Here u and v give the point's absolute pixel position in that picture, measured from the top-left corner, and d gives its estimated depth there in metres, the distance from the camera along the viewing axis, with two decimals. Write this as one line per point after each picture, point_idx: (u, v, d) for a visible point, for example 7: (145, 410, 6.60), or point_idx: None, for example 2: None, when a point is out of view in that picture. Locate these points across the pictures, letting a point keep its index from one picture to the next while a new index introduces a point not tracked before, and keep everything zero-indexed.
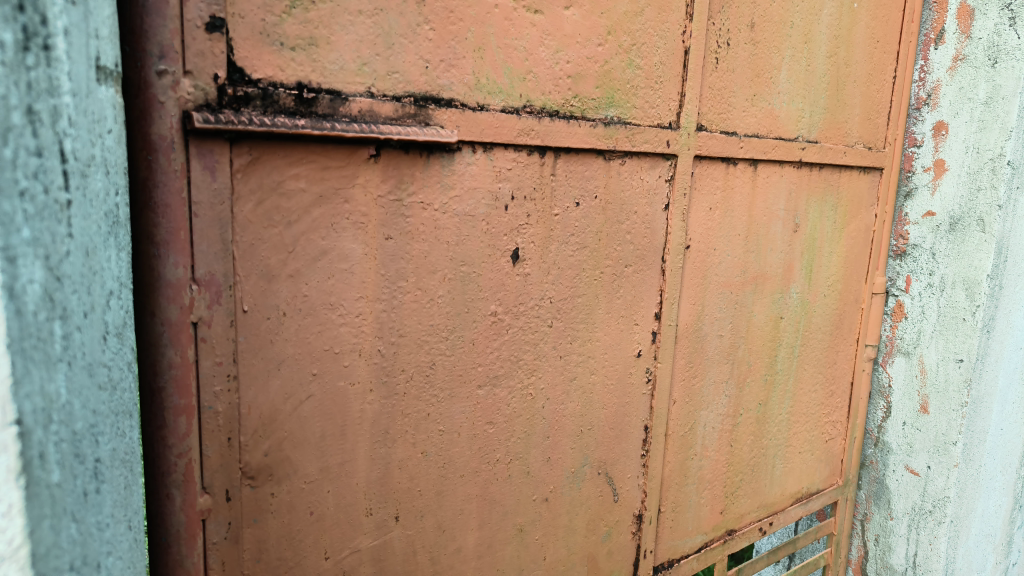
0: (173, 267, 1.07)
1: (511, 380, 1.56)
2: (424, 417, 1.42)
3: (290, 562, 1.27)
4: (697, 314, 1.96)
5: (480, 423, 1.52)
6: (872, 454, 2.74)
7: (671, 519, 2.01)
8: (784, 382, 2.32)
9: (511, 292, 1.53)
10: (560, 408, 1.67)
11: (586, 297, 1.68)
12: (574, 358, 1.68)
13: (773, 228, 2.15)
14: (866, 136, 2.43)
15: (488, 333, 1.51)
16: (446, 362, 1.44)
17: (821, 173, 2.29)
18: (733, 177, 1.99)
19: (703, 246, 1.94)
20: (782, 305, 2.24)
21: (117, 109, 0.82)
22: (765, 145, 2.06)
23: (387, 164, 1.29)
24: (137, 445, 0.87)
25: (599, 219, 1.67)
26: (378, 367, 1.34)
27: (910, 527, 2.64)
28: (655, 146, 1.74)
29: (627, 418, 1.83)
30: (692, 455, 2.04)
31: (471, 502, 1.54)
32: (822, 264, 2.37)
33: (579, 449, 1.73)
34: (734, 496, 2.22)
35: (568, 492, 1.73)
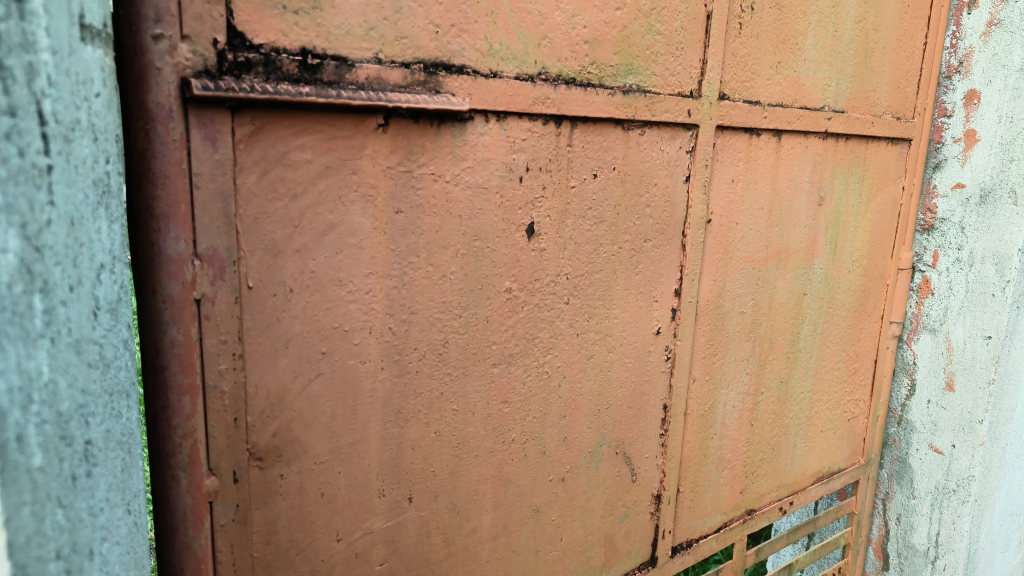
0: (174, 242, 1.03)
1: (526, 358, 1.52)
2: (437, 396, 1.38)
3: (301, 545, 1.24)
4: (718, 290, 1.90)
5: (495, 403, 1.48)
6: (895, 433, 2.66)
7: (689, 500, 1.97)
8: (807, 360, 2.26)
9: (526, 269, 1.48)
10: (577, 387, 1.63)
11: (604, 273, 1.62)
12: (591, 335, 1.63)
13: (797, 201, 2.07)
14: (894, 106, 2.33)
15: (503, 310, 1.46)
16: (459, 340, 1.40)
17: (847, 144, 2.20)
18: (756, 148, 1.92)
19: (725, 220, 1.87)
20: (805, 282, 2.17)
21: (110, 73, 0.78)
22: (790, 115, 1.97)
23: (396, 135, 1.24)
24: (136, 426, 0.84)
25: (617, 191, 1.60)
26: (389, 346, 1.30)
27: (933, 506, 2.57)
28: (675, 115, 1.67)
29: (645, 397, 1.78)
30: (711, 434, 1.99)
31: (485, 483, 1.50)
32: (847, 239, 2.29)
33: (596, 428, 1.69)
34: (754, 475, 2.17)
35: (585, 472, 1.69)
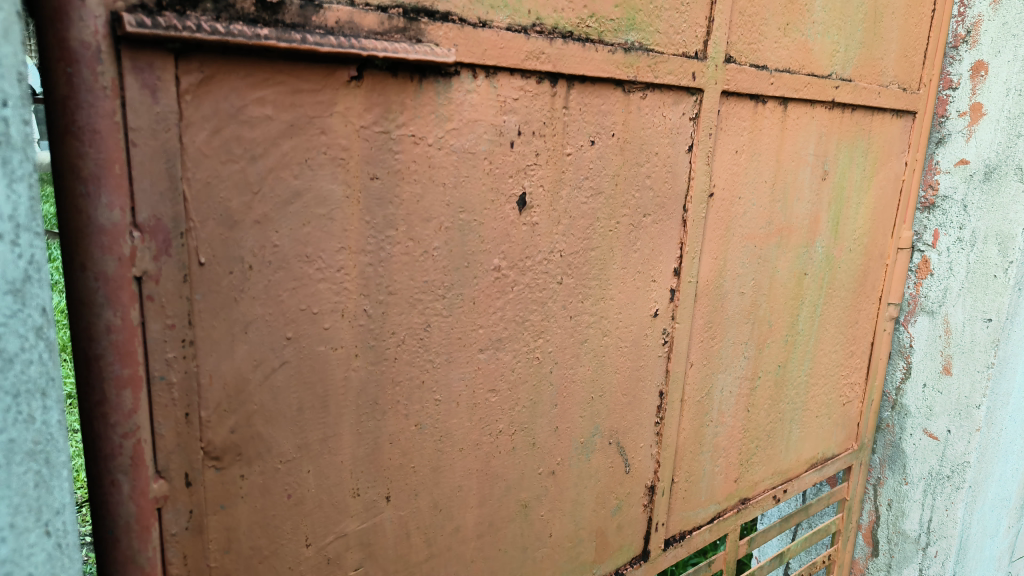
0: (107, 210, 0.87)
1: (516, 343, 1.38)
2: (417, 386, 1.24)
3: (266, 552, 1.11)
4: (719, 270, 1.78)
5: (482, 391, 1.35)
6: (888, 417, 2.59)
7: (684, 490, 1.87)
8: (805, 343, 2.16)
9: (516, 244, 1.34)
10: (569, 373, 1.50)
11: (601, 250, 1.49)
12: (585, 318, 1.50)
13: (801, 175, 1.95)
14: (901, 76, 2.20)
15: (490, 290, 1.32)
16: (442, 324, 1.26)
17: (853, 115, 2.08)
18: (761, 117, 1.78)
19: (727, 194, 1.74)
20: (806, 261, 2.06)
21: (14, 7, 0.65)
22: (797, 82, 1.84)
23: (372, 90, 1.08)
24: (64, 434, 0.72)
25: (616, 160, 1.46)
26: (364, 330, 1.15)
27: (926, 493, 2.52)
28: (679, 78, 1.53)
29: (641, 383, 1.66)
30: (707, 421, 1.89)
31: (470, 478, 1.37)
32: (849, 215, 2.18)
33: (589, 417, 1.57)
34: (749, 463, 2.08)
35: (577, 464, 1.57)
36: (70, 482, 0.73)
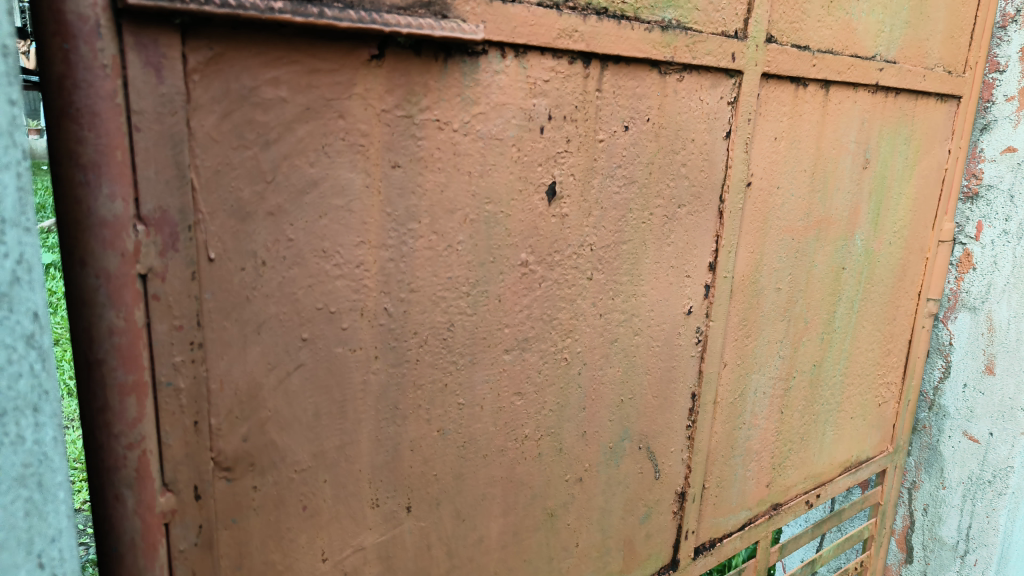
0: (109, 201, 0.79)
1: (543, 343, 1.30)
2: (440, 389, 1.17)
3: (280, 567, 1.04)
4: (756, 264, 1.68)
5: (507, 394, 1.27)
6: (926, 418, 2.49)
7: (715, 496, 1.79)
8: (841, 341, 2.06)
9: (545, 238, 1.25)
10: (598, 375, 1.42)
11: (633, 244, 1.40)
12: (615, 316, 1.41)
13: (842, 163, 1.84)
14: (947, 58, 2.08)
15: (517, 287, 1.23)
16: (466, 323, 1.18)
17: (896, 100, 1.96)
18: (802, 101, 1.67)
19: (766, 184, 1.64)
20: (844, 255, 1.95)
21: None
22: (840, 64, 1.73)
23: (394, 70, 1.00)
24: (60, 453, 0.65)
25: (651, 147, 1.37)
26: (384, 330, 1.08)
27: (965, 498, 2.44)
28: (718, 59, 1.42)
29: (673, 384, 1.58)
30: (740, 424, 1.80)
31: (495, 486, 1.30)
32: (890, 206, 2.06)
33: (618, 421, 1.49)
34: (782, 467, 1.99)
35: (605, 470, 1.49)
36: (66, 505, 0.66)
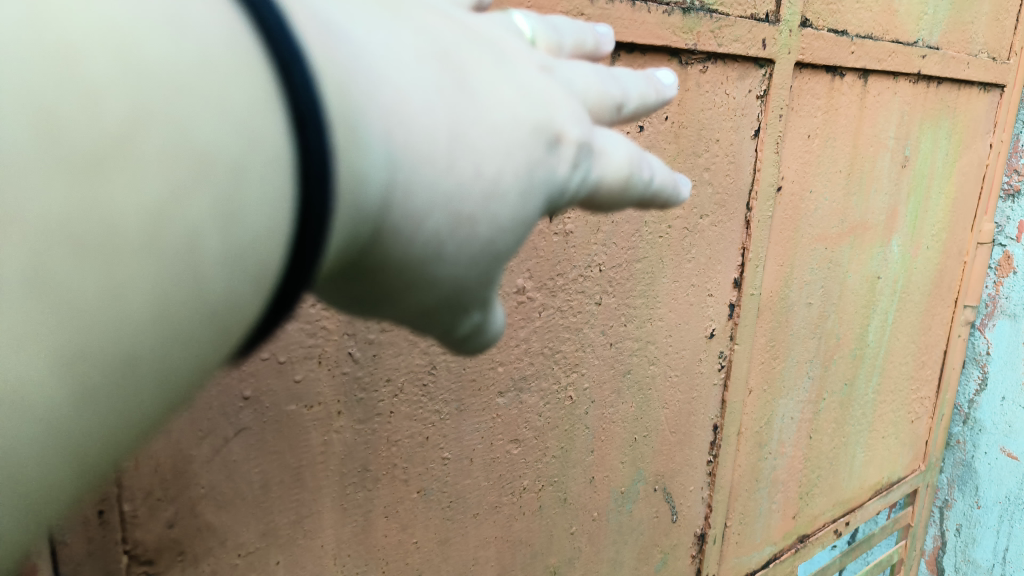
0: None
1: (544, 380, 1.11)
2: (419, 444, 0.98)
3: None
4: (785, 278, 1.48)
5: (502, 443, 1.08)
6: (959, 432, 2.31)
7: (737, 535, 1.61)
8: (874, 357, 1.86)
9: (546, 260, 1.05)
10: (609, 413, 1.23)
11: (649, 261, 1.20)
12: (628, 344, 1.22)
13: (879, 162, 1.63)
14: (991, 44, 1.82)
15: (513, 319, 1.03)
16: (452, 365, 0.98)
17: (939, 90, 1.73)
18: (838, 93, 1.46)
19: (799, 187, 1.44)
20: (880, 263, 1.75)
21: None
22: (880, 50, 1.50)
23: None
24: None
25: (670, 150, 1.17)
26: (349, 380, 0.89)
27: (1001, 519, 2.23)
28: (748, 46, 1.21)
29: (693, 417, 1.39)
30: (766, 454, 1.61)
31: (488, 547, 1.12)
32: (929, 207, 1.85)
33: (631, 462, 1.30)
34: (810, 495, 1.80)
35: (616, 517, 1.30)
36: None
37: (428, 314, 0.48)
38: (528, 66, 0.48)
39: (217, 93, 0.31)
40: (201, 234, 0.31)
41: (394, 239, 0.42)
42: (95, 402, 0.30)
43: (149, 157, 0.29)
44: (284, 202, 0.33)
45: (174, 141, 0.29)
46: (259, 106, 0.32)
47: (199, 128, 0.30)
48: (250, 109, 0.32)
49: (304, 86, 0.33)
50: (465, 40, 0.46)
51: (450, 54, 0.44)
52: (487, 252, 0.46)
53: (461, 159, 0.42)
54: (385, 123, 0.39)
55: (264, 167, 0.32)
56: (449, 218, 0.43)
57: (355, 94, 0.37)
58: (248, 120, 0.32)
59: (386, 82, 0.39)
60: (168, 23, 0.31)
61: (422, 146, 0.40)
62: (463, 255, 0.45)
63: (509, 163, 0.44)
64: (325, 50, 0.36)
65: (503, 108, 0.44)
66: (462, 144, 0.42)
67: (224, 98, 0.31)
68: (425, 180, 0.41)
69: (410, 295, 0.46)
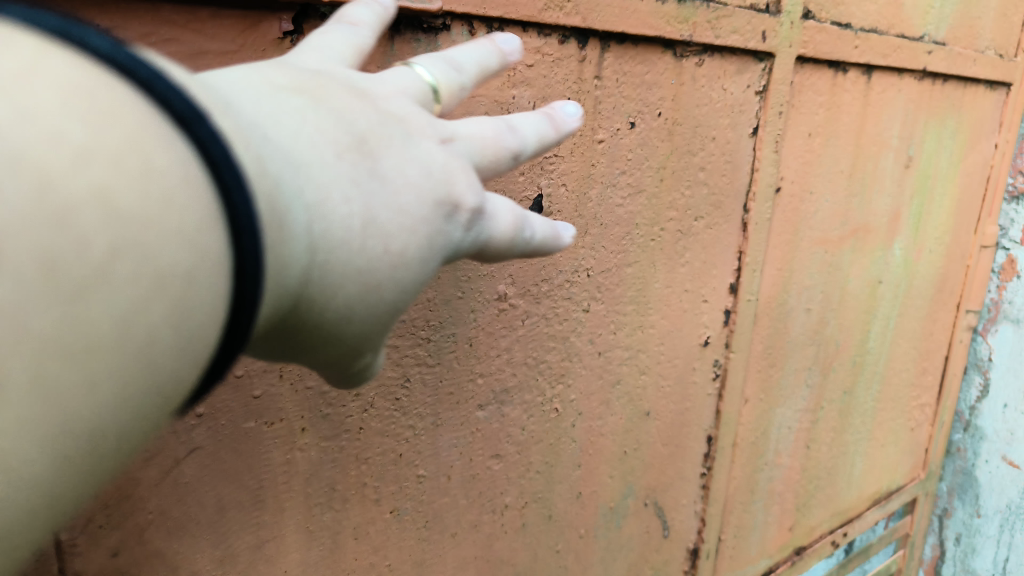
0: None
1: (527, 392, 1.04)
2: (392, 461, 0.92)
3: None
4: (784, 283, 1.42)
5: (481, 458, 1.02)
6: (960, 440, 2.26)
7: (731, 549, 1.55)
8: (875, 363, 1.80)
9: (530, 266, 0.98)
10: (597, 425, 1.17)
11: (640, 266, 1.14)
12: (617, 353, 1.16)
13: (882, 162, 1.57)
14: (998, 41, 1.75)
15: (494, 328, 0.97)
16: (427, 377, 0.91)
17: (944, 87, 1.66)
18: (840, 89, 1.40)
19: (799, 188, 1.38)
20: (882, 267, 1.69)
21: None
22: (885, 45, 1.44)
23: None
24: None
25: (663, 148, 1.10)
26: (314, 395, 0.82)
27: (1002, 528, 2.17)
28: (746, 39, 1.14)
29: (686, 428, 1.33)
30: (762, 465, 1.55)
31: (467, 567, 1.06)
32: (932, 209, 1.79)
33: (621, 476, 1.24)
34: (807, 507, 1.75)
35: (605, 534, 1.24)
36: None
37: (331, 363, 0.53)
38: (427, 139, 0.52)
39: (175, 212, 0.34)
40: (157, 335, 0.35)
41: (313, 308, 0.47)
42: (66, 478, 0.34)
43: (121, 280, 0.32)
44: (221, 290, 0.37)
45: (141, 261, 0.33)
46: (210, 222, 0.36)
47: (160, 246, 0.34)
48: (200, 226, 0.35)
49: (237, 190, 0.36)
50: (375, 120, 0.50)
51: (363, 138, 0.47)
52: (391, 311, 0.51)
53: (375, 240, 0.46)
54: (309, 215, 0.43)
55: (211, 274, 0.36)
56: (363, 292, 0.47)
57: (285, 195, 0.41)
58: (197, 234, 0.35)
59: (310, 178, 0.43)
60: (134, 147, 0.33)
61: (340, 229, 0.44)
62: (371, 317, 0.50)
63: (414, 241, 0.49)
64: (254, 159, 0.40)
65: (411, 192, 0.48)
66: (376, 226, 0.46)
67: (181, 217, 0.34)
68: (340, 261, 0.45)
69: (324, 349, 0.51)
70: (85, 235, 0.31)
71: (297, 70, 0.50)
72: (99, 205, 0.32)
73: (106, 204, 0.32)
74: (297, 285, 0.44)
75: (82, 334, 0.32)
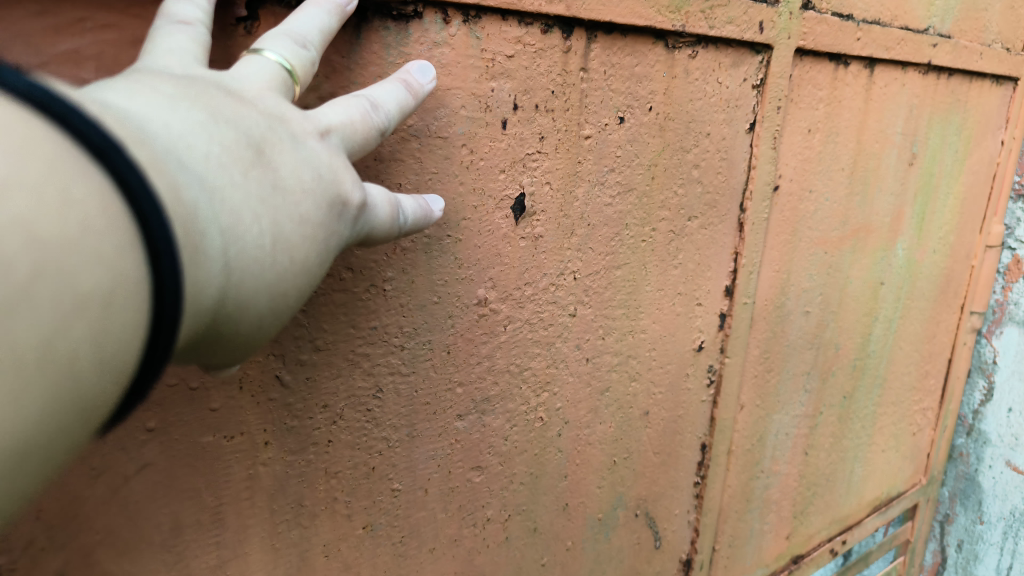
0: None
1: (510, 401, 0.99)
2: (364, 475, 0.87)
3: None
4: (782, 285, 1.37)
5: (462, 470, 0.97)
6: (962, 445, 2.20)
7: (726, 559, 1.50)
8: (875, 367, 1.75)
9: (512, 268, 0.93)
10: (585, 434, 1.12)
11: (630, 268, 1.09)
12: (606, 359, 1.11)
13: (885, 160, 1.51)
14: (1006, 33, 1.69)
15: (474, 334, 0.92)
16: (401, 387, 0.86)
17: (949, 82, 1.60)
18: (842, 83, 1.34)
19: (797, 186, 1.33)
20: (884, 268, 1.64)
21: None
22: (888, 37, 1.38)
23: None
24: None
25: (654, 144, 1.05)
26: (277, 406, 0.77)
27: (1005, 536, 2.13)
28: (743, 30, 1.09)
29: (678, 437, 1.28)
30: (758, 473, 1.50)
31: None
32: (936, 208, 1.73)
33: (610, 487, 1.19)
34: (804, 514, 1.70)
35: (593, 546, 1.20)
36: None
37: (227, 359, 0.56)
38: (310, 139, 0.56)
39: (95, 238, 0.36)
40: (78, 352, 0.36)
41: (227, 320, 0.50)
42: None
43: (41, 303, 0.34)
44: (142, 312, 0.39)
45: (61, 285, 0.35)
46: (130, 246, 0.37)
47: (80, 269, 0.36)
48: (119, 249, 0.37)
49: (154, 215, 0.38)
50: (265, 127, 0.52)
51: (255, 150, 0.50)
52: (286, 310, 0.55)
53: (283, 250, 0.50)
54: (224, 237, 0.46)
55: (131, 295, 0.38)
56: (270, 297, 0.51)
57: (201, 221, 0.44)
58: (115, 258, 0.37)
59: (222, 201, 0.46)
60: (51, 176, 0.34)
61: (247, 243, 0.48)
62: (269, 319, 0.53)
63: (312, 244, 0.53)
64: (172, 190, 0.42)
65: (306, 199, 0.52)
66: (282, 236, 0.50)
67: (101, 243, 0.36)
68: (246, 267, 0.48)
69: (225, 351, 0.54)
70: (7, 261, 0.32)
71: (170, 78, 0.50)
72: (19, 234, 0.33)
73: (26, 232, 0.33)
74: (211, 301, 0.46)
75: (5, 355, 0.33)
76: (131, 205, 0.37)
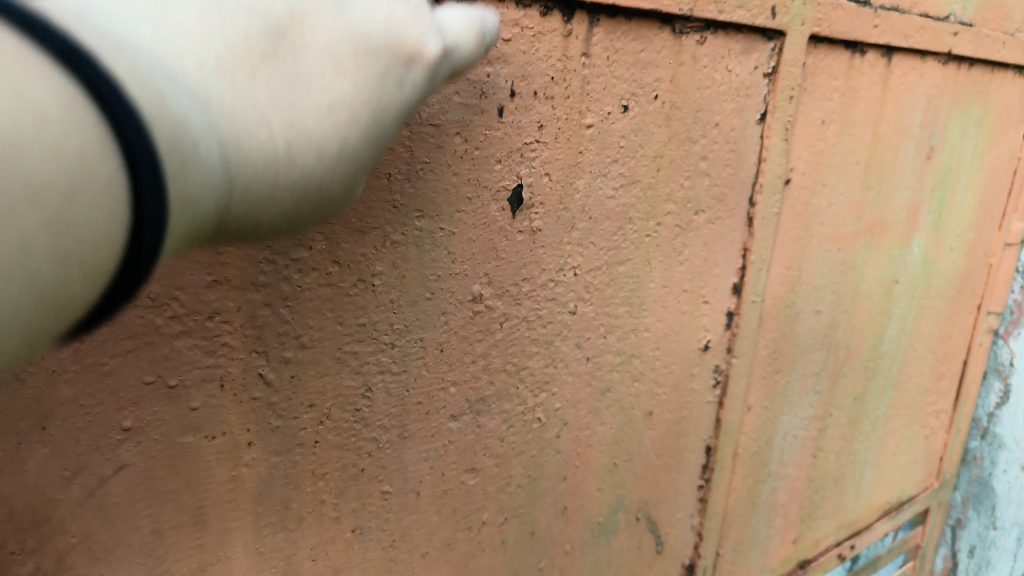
0: None
1: (506, 401, 0.95)
2: (353, 477, 0.82)
3: None
4: (792, 283, 1.32)
5: (456, 473, 0.93)
6: (976, 448, 2.14)
7: (730, 563, 1.46)
8: (888, 368, 1.70)
9: (509, 264, 0.89)
10: (584, 436, 1.08)
11: (633, 264, 1.05)
12: (607, 359, 1.07)
13: (901, 153, 1.46)
14: None
15: (468, 332, 0.88)
16: (392, 386, 0.82)
17: (971, 73, 1.54)
18: (858, 73, 1.29)
19: (810, 180, 1.28)
20: (898, 266, 1.59)
21: None
22: (907, 24, 1.33)
23: None
24: None
25: (659, 135, 1.01)
26: (260, 405, 0.73)
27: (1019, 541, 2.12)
28: (755, 15, 1.04)
29: (682, 439, 1.24)
30: (765, 476, 1.46)
31: None
32: (954, 205, 1.67)
33: (610, 490, 1.15)
34: (812, 518, 1.66)
35: (592, 551, 1.16)
36: None
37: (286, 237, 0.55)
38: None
39: (50, 122, 0.33)
40: (35, 241, 0.33)
41: (241, 215, 0.47)
42: None
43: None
44: (112, 201, 0.36)
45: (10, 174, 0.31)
46: (94, 139, 0.34)
47: (30, 161, 0.32)
48: (83, 150, 0.34)
49: (116, 103, 0.34)
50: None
51: (273, 41, 0.46)
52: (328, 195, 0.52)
53: (300, 151, 0.47)
54: (220, 130, 0.43)
55: (98, 196, 0.35)
56: (295, 183, 0.48)
57: (192, 114, 0.40)
58: (71, 146, 0.34)
59: (216, 96, 0.43)
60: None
61: (250, 147, 0.45)
62: (307, 202, 0.50)
63: (343, 127, 0.49)
64: (150, 73, 0.38)
65: (330, 82, 0.48)
66: (296, 138, 0.47)
67: (57, 131, 0.33)
68: (257, 156, 0.45)
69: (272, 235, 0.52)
70: None
71: None
72: None
73: None
74: (212, 205, 0.44)
75: None
76: (91, 95, 0.34)
